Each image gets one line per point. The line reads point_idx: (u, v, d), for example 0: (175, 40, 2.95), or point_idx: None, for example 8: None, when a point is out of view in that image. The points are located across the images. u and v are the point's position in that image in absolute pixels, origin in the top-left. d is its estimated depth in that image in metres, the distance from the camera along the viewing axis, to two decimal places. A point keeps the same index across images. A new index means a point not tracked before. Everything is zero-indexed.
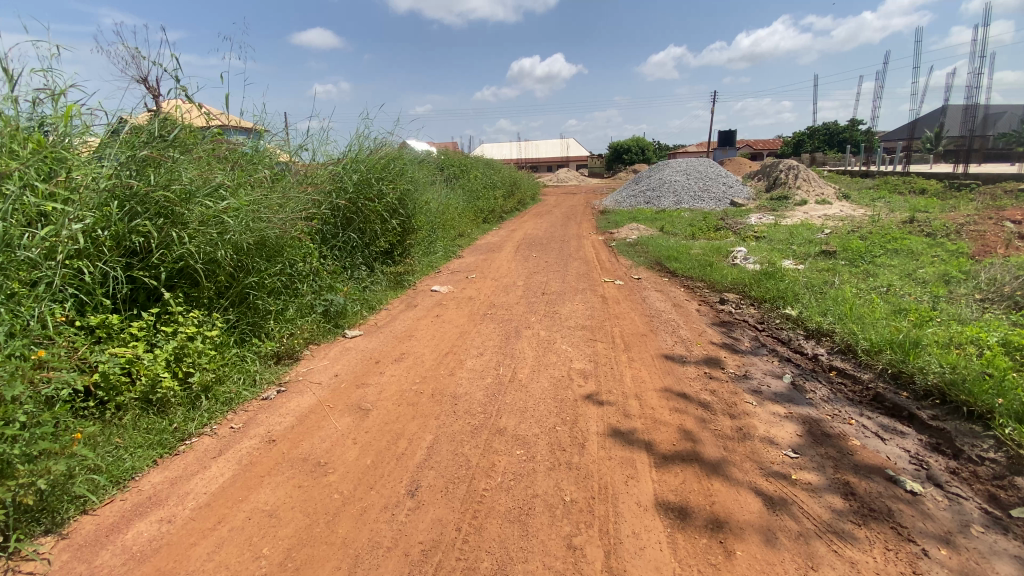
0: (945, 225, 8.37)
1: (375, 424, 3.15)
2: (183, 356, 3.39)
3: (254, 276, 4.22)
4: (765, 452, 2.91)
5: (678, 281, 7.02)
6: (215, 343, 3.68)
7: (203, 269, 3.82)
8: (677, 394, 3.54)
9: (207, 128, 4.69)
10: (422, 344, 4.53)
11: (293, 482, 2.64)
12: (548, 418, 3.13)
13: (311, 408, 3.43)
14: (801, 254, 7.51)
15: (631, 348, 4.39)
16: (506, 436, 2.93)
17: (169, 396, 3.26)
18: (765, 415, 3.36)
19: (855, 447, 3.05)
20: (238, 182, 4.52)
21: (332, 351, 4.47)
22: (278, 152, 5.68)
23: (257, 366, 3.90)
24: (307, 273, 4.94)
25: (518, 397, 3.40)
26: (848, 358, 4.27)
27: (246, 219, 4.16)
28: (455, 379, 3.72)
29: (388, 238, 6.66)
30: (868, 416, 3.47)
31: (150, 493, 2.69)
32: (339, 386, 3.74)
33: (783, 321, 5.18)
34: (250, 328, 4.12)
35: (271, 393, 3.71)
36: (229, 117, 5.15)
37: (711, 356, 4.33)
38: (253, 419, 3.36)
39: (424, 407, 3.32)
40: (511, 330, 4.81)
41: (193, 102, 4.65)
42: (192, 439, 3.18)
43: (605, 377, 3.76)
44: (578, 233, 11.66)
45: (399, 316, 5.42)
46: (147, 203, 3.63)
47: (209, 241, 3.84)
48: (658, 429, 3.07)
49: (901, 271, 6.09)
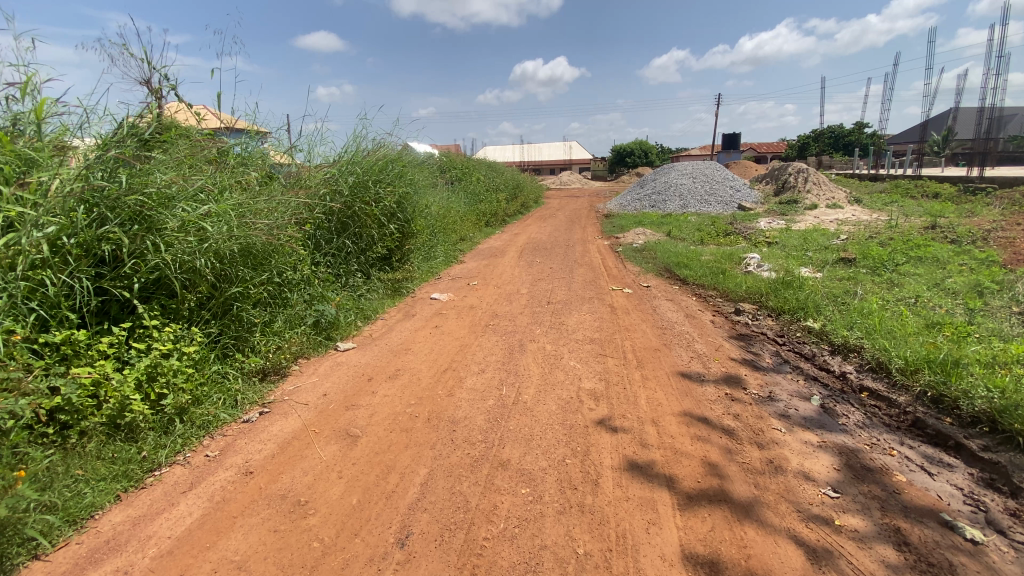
0: (971, 232, 8.04)
1: (365, 454, 2.84)
2: (156, 376, 3.06)
3: (238, 286, 3.89)
4: (801, 490, 2.59)
5: (689, 289, 6.70)
6: (194, 360, 3.37)
7: (181, 279, 3.49)
8: (699, 419, 3.22)
9: (200, 128, 4.58)
10: (420, 358, 4.22)
11: (268, 526, 2.33)
12: (556, 449, 2.81)
13: (296, 434, 3.11)
14: (819, 261, 7.19)
15: (645, 364, 4.07)
16: (510, 471, 2.61)
17: (139, 420, 2.93)
18: (797, 444, 3.04)
19: (900, 485, 2.74)
20: (222, 185, 4.19)
21: (322, 366, 4.15)
22: (272, 154, 5.38)
23: (239, 385, 3.58)
24: (298, 282, 4.62)
25: (523, 423, 3.08)
26: (880, 377, 3.95)
27: (230, 225, 3.84)
28: (454, 401, 3.40)
29: (386, 244, 6.34)
30: (911, 445, 3.16)
31: (110, 535, 2.35)
32: (328, 408, 3.42)
33: (805, 334, 4.86)
34: (234, 342, 3.81)
35: (253, 414, 3.39)
36: (220, 117, 5.00)
37: (731, 374, 4.01)
38: (231, 446, 3.04)
39: (418, 434, 3.00)
40: (514, 344, 4.50)
41: (183, 103, 4.51)
42: (162, 469, 2.84)
43: (618, 399, 3.44)
44: (583, 237, 11.34)
45: (396, 327, 5.11)
46: (120, 208, 3.30)
47: (189, 249, 3.51)
48: (680, 461, 2.75)
49: (928, 281, 5.77)
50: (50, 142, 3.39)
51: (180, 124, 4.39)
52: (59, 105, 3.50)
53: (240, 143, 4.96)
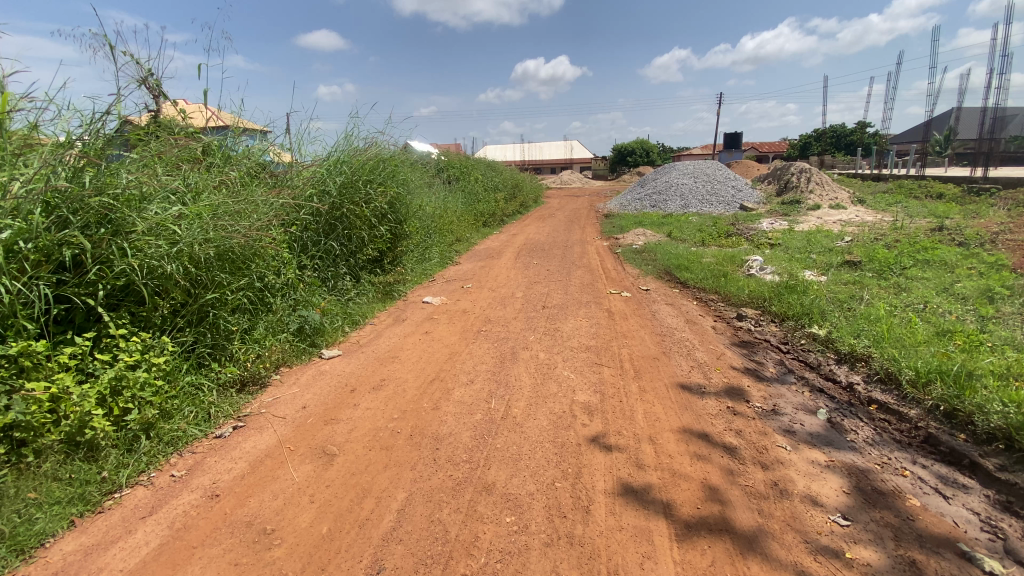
0: (978, 234, 7.83)
1: (340, 476, 2.65)
2: (121, 389, 2.87)
3: (214, 292, 3.68)
4: (808, 517, 2.40)
5: (689, 293, 6.50)
6: (164, 371, 3.18)
7: (151, 286, 3.29)
8: (699, 436, 3.03)
9: (184, 125, 4.49)
10: (407, 367, 4.02)
11: (229, 558, 2.13)
12: (545, 471, 2.61)
13: (269, 451, 2.93)
14: (823, 264, 6.97)
15: (642, 375, 3.87)
16: (495, 496, 2.42)
17: (100, 438, 2.74)
18: (803, 464, 2.85)
19: (914, 510, 2.55)
20: (198, 187, 4.01)
21: (304, 375, 3.96)
22: (269, 153, 5.31)
23: (214, 397, 3.40)
24: (281, 287, 4.42)
25: (511, 441, 2.89)
26: (890, 389, 3.74)
27: (203, 228, 3.64)
28: (439, 415, 3.21)
29: (377, 246, 6.14)
30: (923, 465, 2.97)
31: (58, 566, 2.16)
32: (307, 422, 3.23)
33: (809, 342, 4.66)
34: (209, 351, 3.62)
35: (227, 429, 3.20)
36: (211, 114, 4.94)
37: (733, 385, 3.81)
38: (200, 465, 2.86)
39: (398, 453, 2.81)
40: (506, 352, 4.30)
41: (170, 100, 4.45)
42: (122, 491, 2.66)
43: (613, 413, 3.25)
44: (582, 238, 11.14)
45: (384, 333, 4.92)
46: (85, 210, 3.10)
47: (158, 254, 3.31)
48: (678, 484, 2.56)
49: (937, 285, 5.57)
50: (16, 137, 3.15)
51: (157, 118, 4.23)
52: (27, 100, 3.27)
53: (227, 139, 4.87)
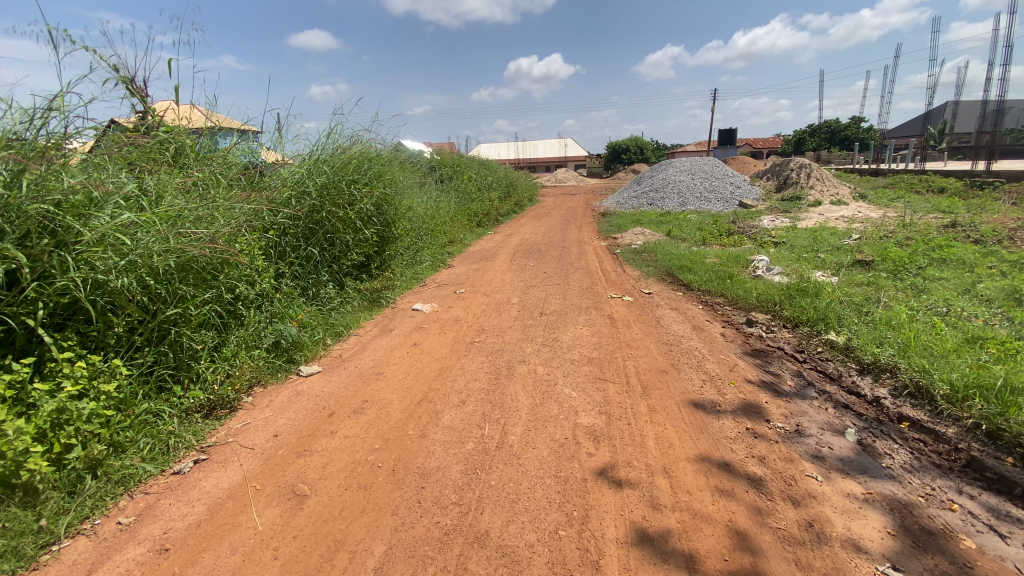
0: (995, 230, 7.52)
1: (310, 523, 2.30)
2: (62, 422, 2.50)
3: (176, 307, 3.31)
4: (853, 569, 2.06)
5: (694, 296, 6.16)
6: (116, 400, 2.81)
7: (101, 303, 2.92)
8: (719, 466, 2.69)
9: (156, 128, 4.21)
10: (392, 386, 3.67)
11: None
12: (547, 515, 2.27)
13: (232, 492, 2.57)
14: (832, 264, 6.64)
15: (650, 392, 3.52)
16: (489, 550, 2.08)
17: (38, 480, 2.36)
18: (838, 499, 2.51)
19: (971, 554, 2.21)
20: (157, 191, 3.63)
21: (279, 397, 3.59)
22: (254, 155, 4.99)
23: (174, 426, 3.04)
24: (255, 298, 4.04)
25: (508, 476, 2.54)
26: (921, 404, 3.40)
27: (161, 237, 3.26)
28: (426, 445, 2.85)
29: (361, 250, 5.78)
30: (970, 495, 2.64)
31: None
32: (277, 454, 2.87)
33: (827, 350, 4.33)
34: (172, 373, 3.25)
35: (186, 464, 2.84)
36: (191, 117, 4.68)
37: (750, 402, 3.48)
38: (152, 509, 2.50)
39: (378, 494, 2.45)
40: (502, 366, 3.95)
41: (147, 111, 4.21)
42: (61, 544, 2.28)
43: (622, 439, 2.90)
44: (579, 238, 10.78)
45: (370, 345, 4.56)
46: (22, 219, 2.72)
47: (108, 267, 2.94)
48: (701, 529, 2.21)
49: (958, 286, 5.25)
50: None
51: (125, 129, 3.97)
52: None
53: (203, 143, 4.58)
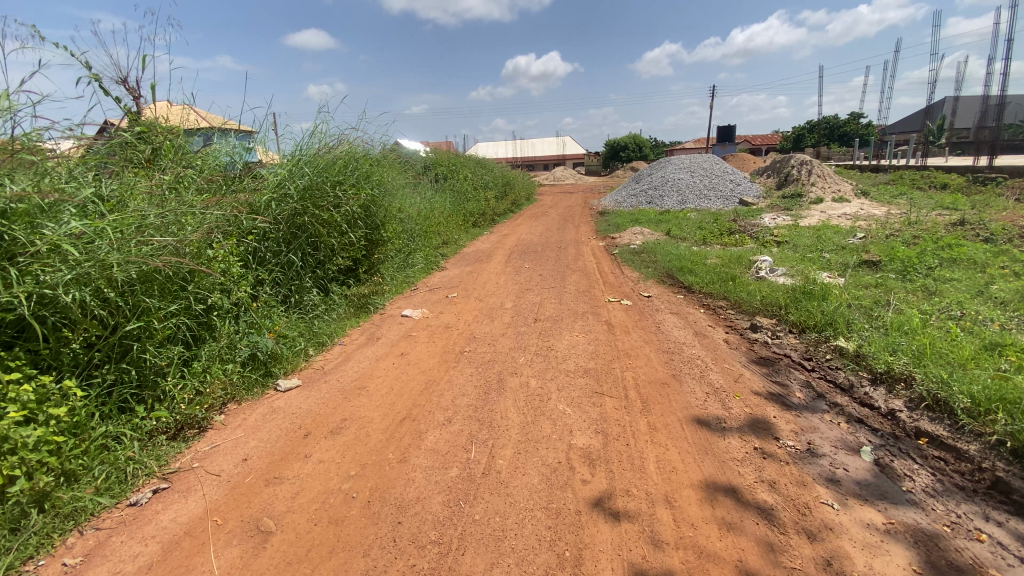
0: (1005, 228, 7.28)
1: (272, 565, 2.06)
2: (5, 452, 2.24)
3: (139, 321, 3.07)
4: None
5: (696, 299, 5.93)
6: (68, 425, 2.57)
7: (52, 319, 2.68)
8: (726, 494, 2.46)
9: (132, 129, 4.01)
10: (374, 402, 3.44)
11: None
12: (536, 556, 2.04)
13: (190, 528, 2.33)
14: (838, 265, 6.40)
15: (651, 408, 3.29)
16: None
17: None
18: (856, 531, 2.28)
19: None
20: (119, 197, 3.41)
21: (252, 415, 3.35)
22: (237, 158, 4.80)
23: (134, 451, 2.80)
24: (229, 309, 3.80)
25: (494, 509, 2.31)
26: (940, 418, 3.16)
27: (120, 246, 3.02)
28: (406, 471, 2.62)
29: (348, 254, 5.53)
30: (999, 522, 2.40)
31: None
32: (243, 483, 2.64)
33: (837, 358, 4.09)
34: (134, 392, 3.01)
35: (144, 494, 2.60)
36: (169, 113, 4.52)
37: (757, 417, 3.25)
38: (102, 549, 2.25)
39: (349, 531, 2.22)
40: (492, 379, 3.71)
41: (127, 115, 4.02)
42: None
43: (620, 463, 2.67)
44: (577, 238, 10.54)
45: (354, 356, 4.32)
46: None
47: (61, 280, 2.71)
48: (707, 571, 1.99)
49: (971, 288, 5.01)
50: None
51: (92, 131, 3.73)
52: None
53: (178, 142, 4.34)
